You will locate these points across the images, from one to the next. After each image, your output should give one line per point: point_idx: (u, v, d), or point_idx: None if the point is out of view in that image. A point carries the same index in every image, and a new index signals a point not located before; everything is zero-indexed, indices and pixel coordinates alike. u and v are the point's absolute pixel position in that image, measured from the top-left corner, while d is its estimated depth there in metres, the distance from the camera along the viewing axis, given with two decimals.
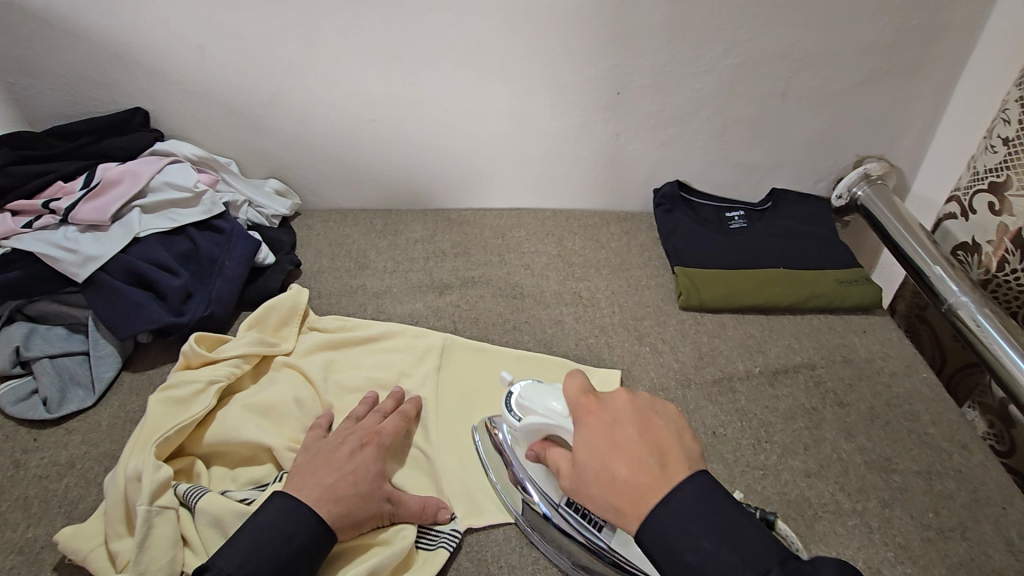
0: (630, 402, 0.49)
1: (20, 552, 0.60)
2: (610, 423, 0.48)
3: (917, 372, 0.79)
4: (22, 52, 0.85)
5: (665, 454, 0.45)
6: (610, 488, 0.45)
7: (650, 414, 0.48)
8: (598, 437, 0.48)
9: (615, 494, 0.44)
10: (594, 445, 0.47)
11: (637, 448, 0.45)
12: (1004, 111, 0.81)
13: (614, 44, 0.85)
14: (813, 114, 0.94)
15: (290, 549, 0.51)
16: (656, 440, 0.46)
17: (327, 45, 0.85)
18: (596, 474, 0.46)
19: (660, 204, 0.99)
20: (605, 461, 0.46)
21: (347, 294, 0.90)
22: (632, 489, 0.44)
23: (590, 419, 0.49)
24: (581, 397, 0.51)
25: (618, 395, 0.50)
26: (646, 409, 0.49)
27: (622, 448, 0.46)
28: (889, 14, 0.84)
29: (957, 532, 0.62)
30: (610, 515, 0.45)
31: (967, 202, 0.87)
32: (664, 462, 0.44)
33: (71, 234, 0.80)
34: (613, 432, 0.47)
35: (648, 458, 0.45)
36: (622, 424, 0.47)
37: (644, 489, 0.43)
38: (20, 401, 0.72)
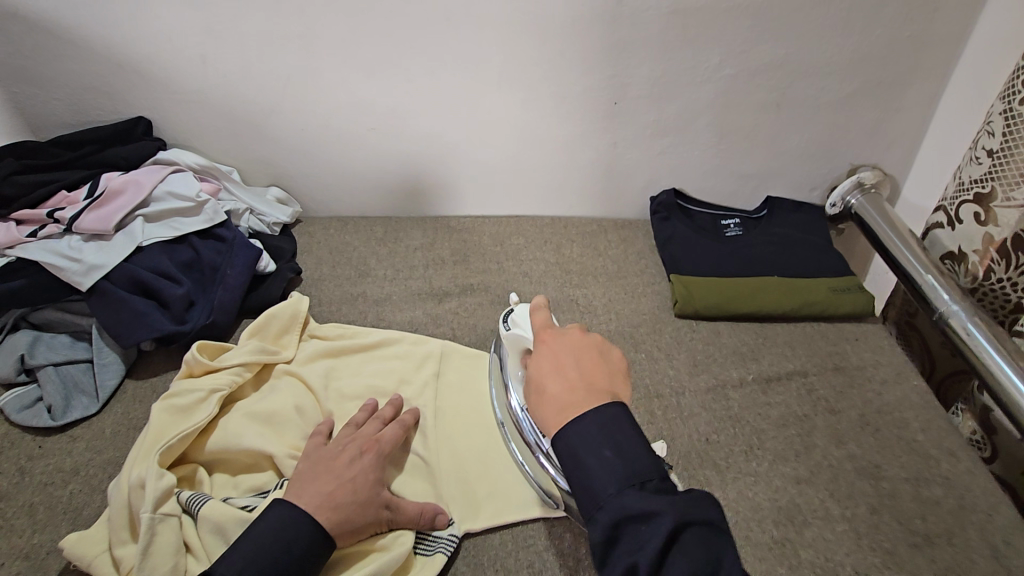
0: (581, 338, 0.55)
1: (25, 559, 0.61)
2: (557, 352, 0.54)
3: (908, 379, 0.80)
4: (28, 64, 0.87)
5: (594, 383, 0.51)
6: (541, 400, 0.51)
7: (594, 351, 0.54)
8: (543, 360, 0.54)
9: (543, 405, 0.51)
10: (538, 366, 0.54)
11: (571, 375, 0.51)
12: (988, 123, 0.81)
13: (612, 54, 0.86)
14: (806, 124, 0.96)
15: (291, 555, 0.52)
16: (589, 371, 0.52)
17: (329, 56, 0.86)
18: (533, 389, 0.52)
19: (657, 212, 1.00)
20: (543, 379, 0.52)
21: (347, 302, 0.91)
22: (556, 401, 0.50)
23: (543, 348, 0.56)
24: (543, 330, 0.59)
25: (574, 333, 0.56)
26: (592, 346, 0.54)
27: (561, 372, 0.52)
28: (880, 26, 0.85)
29: (943, 538, 0.64)
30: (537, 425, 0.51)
31: (954, 211, 0.88)
32: (591, 388, 0.50)
33: (76, 243, 0.81)
34: (557, 357, 0.54)
35: (578, 381, 0.51)
36: (566, 354, 0.54)
37: (567, 404, 0.49)
38: (25, 409, 0.74)
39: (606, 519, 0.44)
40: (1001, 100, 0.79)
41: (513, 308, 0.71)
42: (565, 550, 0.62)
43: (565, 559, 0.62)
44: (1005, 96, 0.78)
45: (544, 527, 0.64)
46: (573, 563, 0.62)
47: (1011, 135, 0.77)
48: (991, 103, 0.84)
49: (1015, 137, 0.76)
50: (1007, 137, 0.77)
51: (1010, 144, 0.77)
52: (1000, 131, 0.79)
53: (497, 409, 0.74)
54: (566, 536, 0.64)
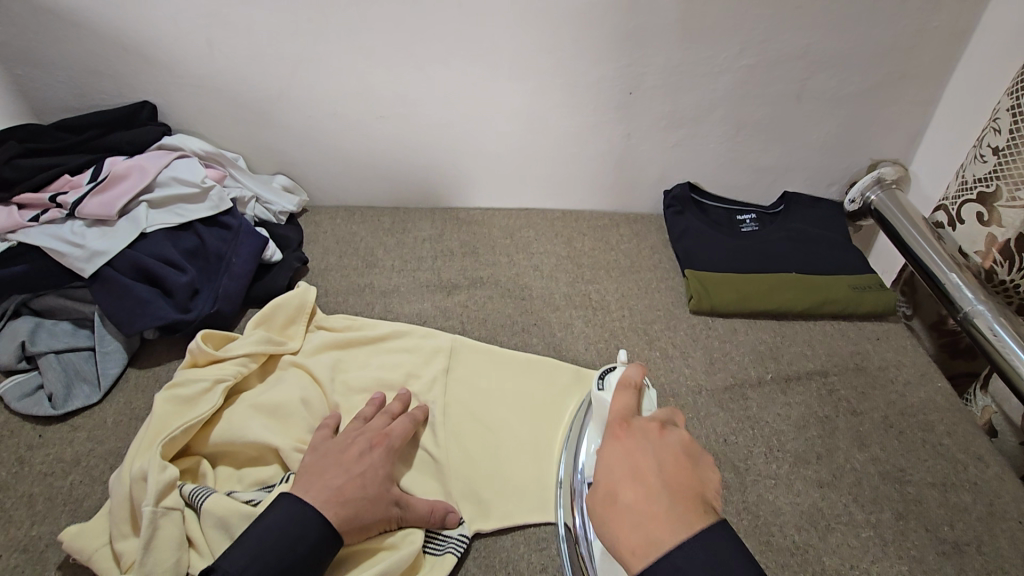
0: (661, 438, 0.52)
1: (23, 551, 0.60)
2: (634, 451, 0.51)
3: (932, 381, 0.78)
4: (30, 44, 0.84)
5: (677, 494, 0.47)
6: (615, 510, 0.47)
7: (677, 455, 0.50)
8: (620, 461, 0.51)
9: (617, 517, 0.47)
10: (611, 467, 0.50)
11: (653, 485, 0.47)
12: (994, 119, 0.80)
13: (627, 41, 0.84)
14: (828, 117, 0.93)
15: (298, 553, 0.50)
16: (675, 482, 0.48)
17: (335, 40, 0.84)
18: (607, 493, 0.49)
19: (670, 207, 0.98)
20: (620, 485, 0.49)
21: (354, 293, 0.90)
22: (637, 517, 0.46)
23: (618, 443, 0.53)
24: (617, 421, 0.55)
25: (651, 429, 0.53)
26: (676, 448, 0.51)
27: (641, 479, 0.48)
28: (908, 16, 0.82)
29: (972, 546, 0.62)
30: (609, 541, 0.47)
31: (955, 211, 0.87)
32: (674, 501, 0.46)
33: (78, 228, 0.79)
34: (636, 459, 0.50)
35: (661, 493, 0.47)
36: (644, 456, 0.50)
37: (647, 519, 0.45)
38: (25, 397, 0.72)
39: None
40: (1008, 96, 0.77)
41: (616, 366, 0.66)
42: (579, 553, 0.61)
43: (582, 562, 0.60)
44: (1013, 91, 0.75)
45: (557, 528, 0.63)
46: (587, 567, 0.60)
47: (1018, 132, 0.75)
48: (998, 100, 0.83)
49: (1021, 135, 0.74)
50: (1015, 134, 0.75)
51: (1016, 141, 0.75)
52: (1006, 129, 0.77)
53: (560, 468, 0.66)
54: None
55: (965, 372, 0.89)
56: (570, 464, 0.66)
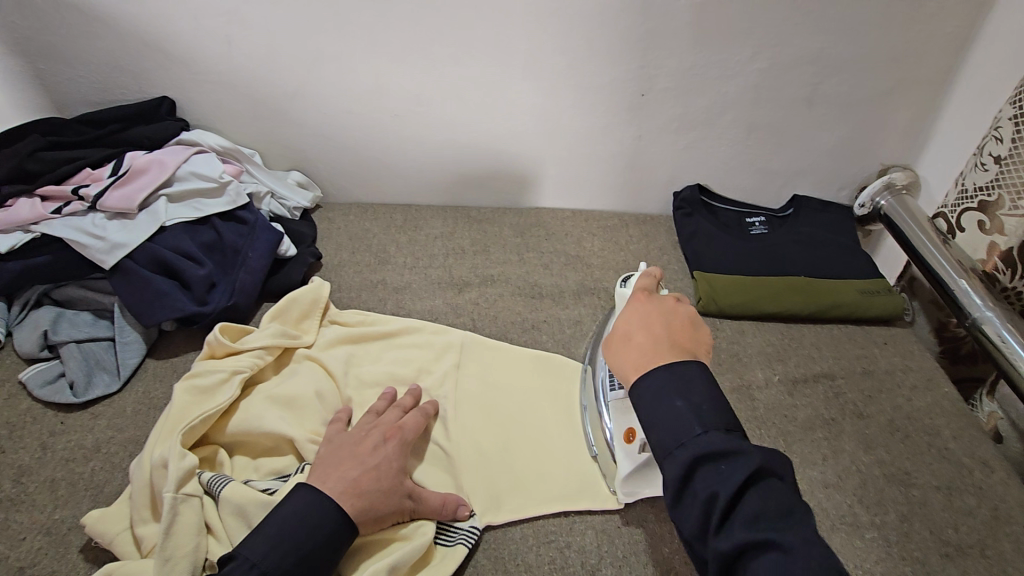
0: (675, 304, 0.58)
1: (46, 534, 0.62)
2: (649, 309, 0.57)
3: (939, 387, 0.78)
4: (55, 39, 0.86)
5: (678, 341, 0.53)
6: (626, 345, 0.54)
7: (685, 320, 0.56)
8: (635, 315, 0.57)
9: (627, 349, 0.54)
10: (628, 317, 0.57)
11: (660, 332, 0.54)
12: (996, 128, 0.81)
13: (640, 43, 0.85)
14: (839, 121, 0.93)
15: (314, 541, 0.52)
16: (678, 334, 0.54)
17: (352, 39, 0.85)
18: (621, 334, 0.55)
19: (680, 208, 0.99)
20: (631, 330, 0.55)
21: (366, 289, 0.91)
22: (641, 349, 0.53)
23: (637, 305, 0.59)
24: (638, 292, 0.61)
25: (667, 300, 0.59)
26: (685, 315, 0.57)
27: (650, 326, 0.55)
28: (921, 22, 0.83)
29: (976, 549, 0.62)
30: (615, 367, 0.54)
31: (955, 219, 0.89)
32: (675, 344, 0.52)
33: (100, 221, 0.81)
34: (650, 313, 0.56)
35: (665, 338, 0.53)
36: (658, 313, 0.56)
37: (650, 351, 0.52)
38: (47, 385, 0.74)
39: (685, 456, 0.45)
40: (1011, 105, 0.78)
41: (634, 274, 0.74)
42: (588, 547, 0.62)
43: (590, 556, 0.61)
44: (1016, 100, 0.77)
45: (566, 523, 0.64)
46: (596, 560, 0.61)
47: (1020, 141, 0.76)
48: (999, 110, 0.83)
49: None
50: (1017, 143, 0.77)
51: (1019, 150, 0.77)
52: (1008, 137, 0.78)
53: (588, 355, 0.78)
54: (589, 533, 0.63)
55: (969, 377, 0.89)
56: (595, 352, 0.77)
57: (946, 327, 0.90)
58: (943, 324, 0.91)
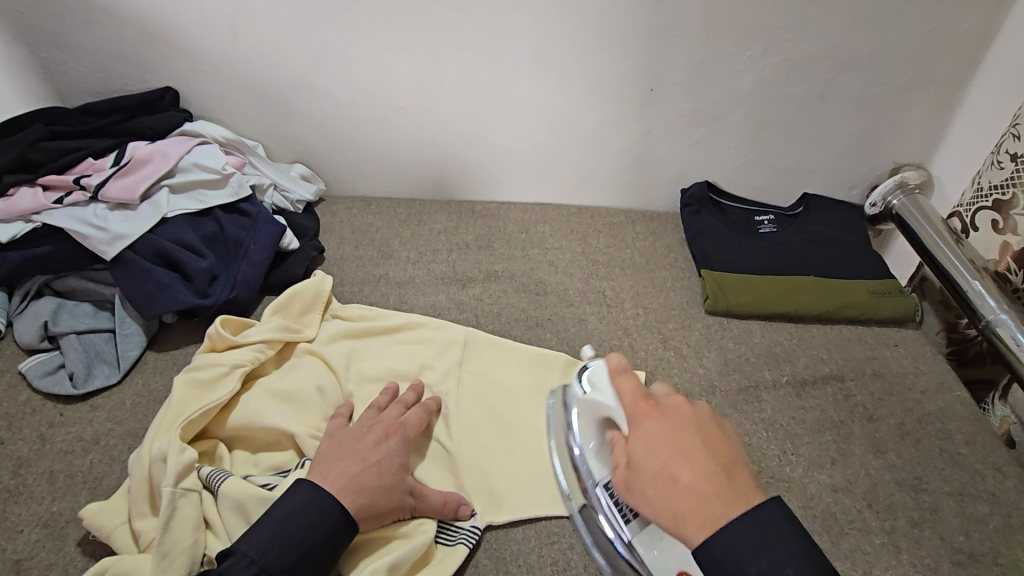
0: (694, 411, 0.48)
1: (44, 526, 0.61)
2: (672, 428, 0.47)
3: (950, 390, 0.77)
4: (59, 28, 0.85)
5: (730, 469, 0.44)
6: (672, 491, 0.43)
7: (714, 431, 0.47)
8: (659, 440, 0.46)
9: (678, 498, 0.43)
10: (656, 447, 0.46)
11: (705, 461, 0.44)
12: (1014, 125, 0.81)
13: (650, 37, 0.83)
14: (852, 118, 0.92)
15: (314, 539, 0.51)
16: (722, 458, 0.45)
17: (357, 31, 0.84)
18: (661, 475, 0.44)
19: (688, 205, 0.97)
20: (667, 465, 0.45)
21: (369, 283, 0.90)
22: (697, 495, 0.42)
23: (648, 421, 0.48)
24: (639, 400, 0.51)
25: (680, 405, 0.49)
26: (709, 424, 0.48)
27: (688, 455, 0.45)
28: (940, 17, 0.81)
29: (988, 557, 0.61)
30: (667, 522, 0.43)
31: (969, 218, 0.88)
32: (732, 479, 0.43)
33: (101, 211, 0.80)
34: (676, 434, 0.46)
35: (714, 468, 0.44)
36: (687, 432, 0.46)
37: (713, 498, 0.42)
38: (47, 376, 0.73)
39: None
40: None
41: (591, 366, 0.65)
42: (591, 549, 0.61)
43: (592, 559, 0.60)
44: None
45: (569, 523, 0.63)
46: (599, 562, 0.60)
47: None
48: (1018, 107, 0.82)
49: None
50: None
51: None
52: None
53: (561, 480, 0.65)
54: None
55: (979, 379, 0.87)
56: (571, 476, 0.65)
57: (956, 329, 0.89)
58: (954, 325, 0.90)
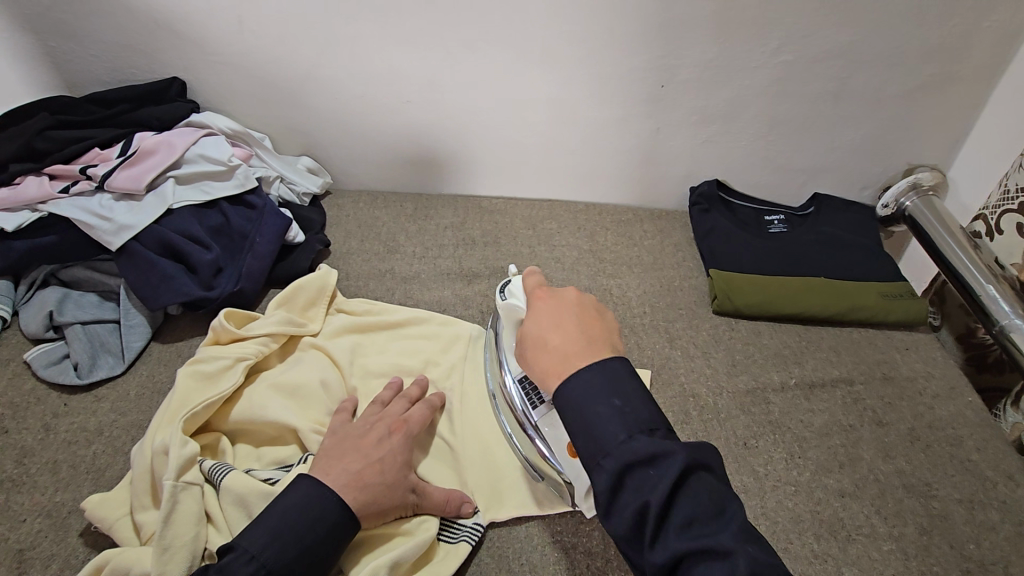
0: (577, 295, 0.54)
1: (47, 516, 0.61)
2: (553, 306, 0.53)
3: (962, 395, 0.75)
4: (66, 17, 0.85)
5: (593, 333, 0.50)
6: (541, 352, 0.50)
7: (592, 310, 0.53)
8: (542, 315, 0.53)
9: (544, 357, 0.49)
10: (537, 319, 0.52)
11: (573, 329, 0.50)
12: None
13: (661, 32, 0.82)
14: (866, 118, 0.90)
15: (315, 536, 0.50)
16: (590, 326, 0.51)
17: (365, 23, 0.83)
18: (534, 341, 0.51)
19: (697, 204, 0.96)
20: (542, 332, 0.51)
21: (374, 278, 0.90)
22: (559, 352, 0.49)
23: (538, 303, 0.55)
24: (537, 290, 0.57)
25: (567, 289, 0.55)
26: (589, 305, 0.53)
27: (560, 325, 0.51)
28: (961, 16, 0.79)
29: (998, 565, 0.60)
30: (537, 379, 0.50)
31: (994, 221, 0.87)
32: (593, 340, 0.49)
33: (107, 202, 0.80)
34: (556, 312, 0.52)
35: (579, 334, 0.49)
36: (564, 309, 0.52)
37: (568, 354, 0.48)
38: (51, 365, 0.73)
39: (613, 466, 0.42)
40: None
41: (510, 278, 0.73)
42: (595, 549, 0.60)
43: (596, 558, 0.60)
44: None
45: (574, 523, 0.62)
46: (603, 562, 0.59)
47: None
48: None
49: None
50: None
51: None
52: None
53: (489, 381, 0.72)
54: (596, 536, 0.61)
55: (993, 386, 0.86)
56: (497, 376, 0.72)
57: (973, 336, 0.89)
58: (969, 330, 0.89)
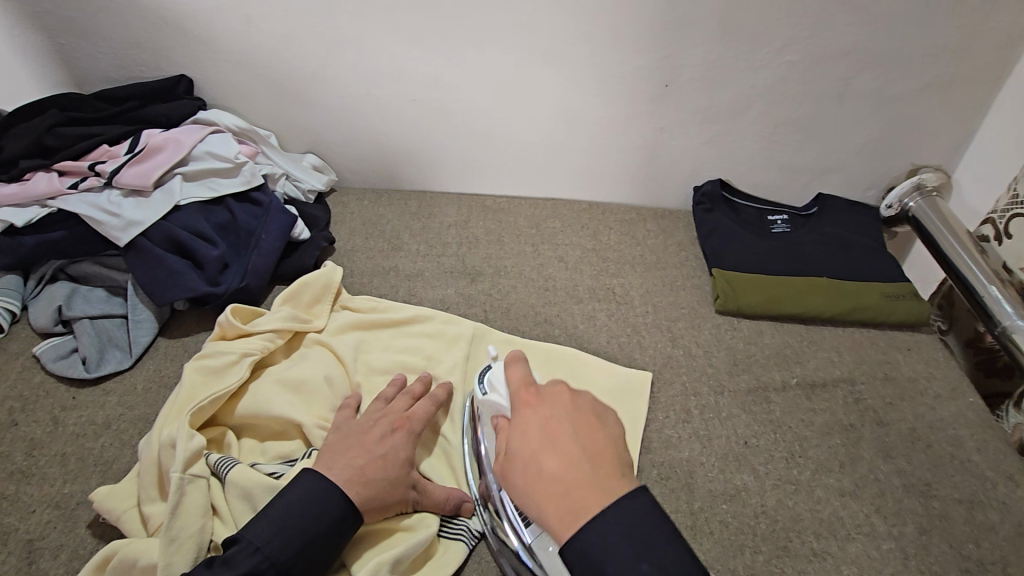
0: (568, 404, 0.52)
1: (56, 507, 0.62)
2: (545, 422, 0.51)
3: (963, 396, 0.76)
4: (74, 14, 0.85)
5: (595, 454, 0.48)
6: (538, 481, 0.47)
7: (585, 420, 0.51)
8: (533, 435, 0.50)
9: (542, 488, 0.46)
10: (529, 439, 0.50)
11: (571, 450, 0.48)
12: None
13: (665, 32, 0.82)
14: (870, 118, 0.90)
15: (319, 528, 0.51)
16: (589, 444, 0.49)
17: (372, 22, 0.84)
18: (529, 465, 0.48)
19: (700, 203, 0.96)
20: (537, 456, 0.48)
21: (378, 276, 0.90)
22: (559, 483, 0.46)
23: (527, 417, 0.52)
24: (523, 399, 0.55)
25: (558, 399, 0.53)
26: (581, 415, 0.52)
27: (557, 447, 0.48)
28: (965, 16, 0.79)
29: (998, 565, 0.60)
30: (535, 510, 0.46)
31: (1003, 225, 0.88)
32: (596, 462, 0.47)
33: (115, 197, 0.81)
34: (550, 429, 0.50)
35: (579, 457, 0.47)
36: (558, 422, 0.51)
37: (570, 486, 0.45)
38: (60, 359, 0.74)
39: None
40: None
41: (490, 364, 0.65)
42: None
43: None
44: None
45: None
46: None
47: None
48: None
49: None
50: None
51: None
52: None
53: (470, 482, 0.64)
54: None
55: (997, 390, 0.87)
56: (480, 477, 0.63)
57: (980, 340, 0.89)
58: (977, 334, 0.90)
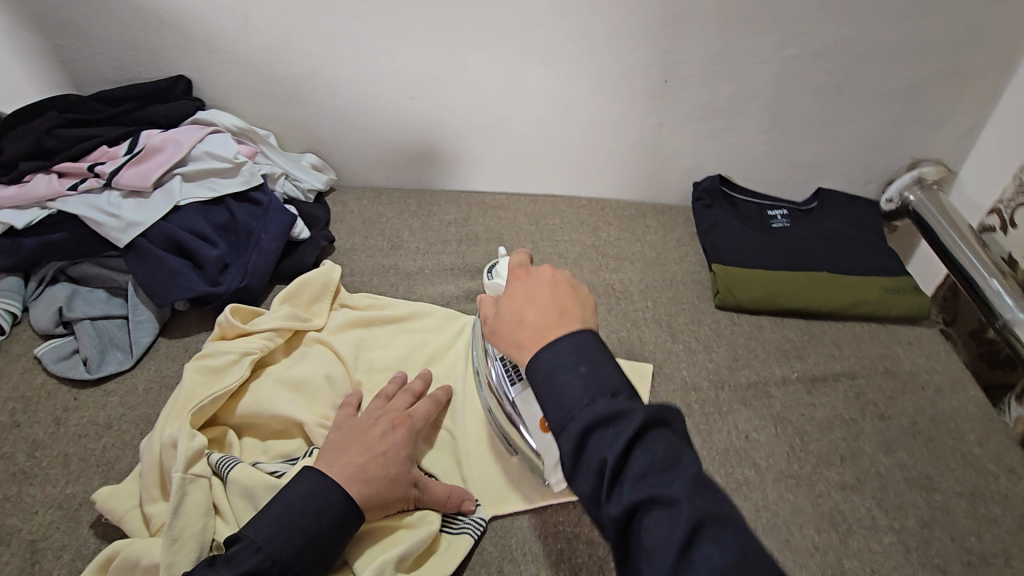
0: (554, 272, 0.53)
1: (59, 508, 0.62)
2: (529, 285, 0.52)
3: (965, 389, 0.76)
4: (71, 16, 0.85)
5: (569, 309, 0.49)
6: (517, 328, 0.49)
7: (567, 285, 0.52)
8: (517, 294, 0.52)
9: (519, 332, 0.49)
10: (514, 298, 0.52)
11: (548, 305, 0.50)
12: None
13: (663, 28, 0.82)
14: (869, 112, 0.90)
15: (320, 526, 0.51)
16: (564, 301, 0.50)
17: (368, 21, 0.84)
18: (508, 315, 0.51)
19: (700, 199, 0.96)
20: (517, 310, 0.50)
21: (378, 274, 0.90)
22: (532, 327, 0.48)
23: (516, 283, 0.54)
24: (515, 268, 0.56)
25: (545, 267, 0.54)
26: (563, 281, 0.53)
27: (535, 302, 0.50)
28: (964, 8, 0.79)
29: (999, 559, 0.60)
30: (510, 350, 0.50)
31: (1010, 215, 0.87)
32: (564, 312, 0.49)
33: (115, 199, 0.81)
34: (533, 289, 0.52)
35: (553, 309, 0.49)
36: (541, 285, 0.52)
37: (541, 330, 0.48)
38: (62, 360, 0.75)
39: (575, 429, 0.42)
40: None
41: None
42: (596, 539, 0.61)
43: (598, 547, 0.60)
44: None
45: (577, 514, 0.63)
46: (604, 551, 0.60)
47: None
48: None
49: None
50: None
51: None
52: None
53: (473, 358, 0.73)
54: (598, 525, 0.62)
55: (1001, 382, 0.87)
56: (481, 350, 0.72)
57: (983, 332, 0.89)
58: (980, 325, 0.90)
